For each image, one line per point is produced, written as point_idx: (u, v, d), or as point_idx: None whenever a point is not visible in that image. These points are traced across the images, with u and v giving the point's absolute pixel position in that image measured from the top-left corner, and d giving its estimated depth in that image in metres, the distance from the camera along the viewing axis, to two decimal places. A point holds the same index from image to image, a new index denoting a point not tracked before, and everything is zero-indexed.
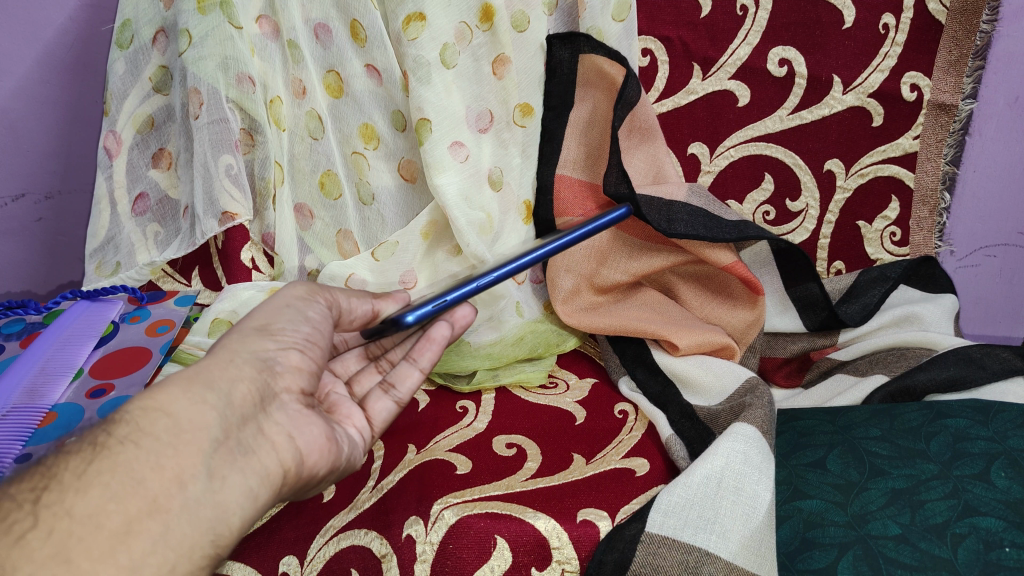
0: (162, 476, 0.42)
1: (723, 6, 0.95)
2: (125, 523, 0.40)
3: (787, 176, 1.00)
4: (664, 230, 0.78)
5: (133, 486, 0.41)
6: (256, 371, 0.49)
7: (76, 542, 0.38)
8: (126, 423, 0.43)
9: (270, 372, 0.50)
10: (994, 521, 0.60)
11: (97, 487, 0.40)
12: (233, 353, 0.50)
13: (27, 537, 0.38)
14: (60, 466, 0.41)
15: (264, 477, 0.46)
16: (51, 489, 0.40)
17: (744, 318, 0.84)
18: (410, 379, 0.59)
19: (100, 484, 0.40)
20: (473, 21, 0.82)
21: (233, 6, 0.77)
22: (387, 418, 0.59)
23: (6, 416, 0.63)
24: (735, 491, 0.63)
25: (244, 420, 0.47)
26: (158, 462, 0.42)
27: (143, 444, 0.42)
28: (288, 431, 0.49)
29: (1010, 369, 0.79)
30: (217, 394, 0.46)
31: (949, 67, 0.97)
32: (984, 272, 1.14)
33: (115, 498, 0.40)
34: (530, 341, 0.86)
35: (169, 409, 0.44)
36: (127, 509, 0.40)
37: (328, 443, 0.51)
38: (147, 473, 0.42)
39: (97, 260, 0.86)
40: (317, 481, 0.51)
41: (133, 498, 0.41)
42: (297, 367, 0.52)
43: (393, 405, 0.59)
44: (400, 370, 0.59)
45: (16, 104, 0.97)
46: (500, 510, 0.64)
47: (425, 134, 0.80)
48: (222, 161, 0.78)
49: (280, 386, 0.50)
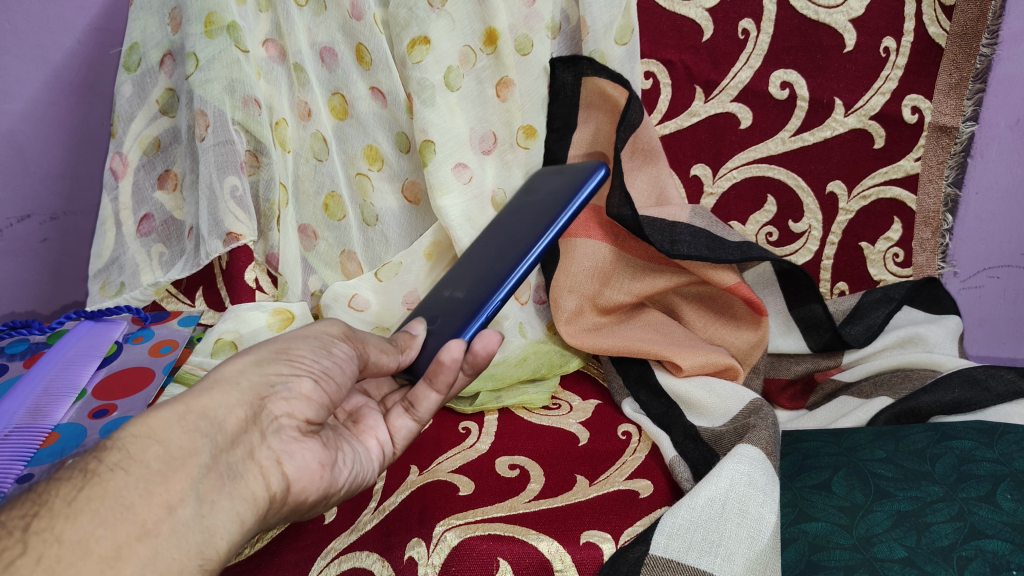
0: (151, 502, 0.42)
1: (724, 30, 0.95)
2: (115, 549, 0.39)
3: (790, 198, 1.01)
4: (666, 250, 0.79)
5: (123, 512, 0.41)
6: (254, 396, 0.49)
7: (65, 567, 0.38)
8: (116, 450, 0.43)
9: (271, 396, 0.51)
10: (1000, 543, 0.59)
11: (86, 514, 0.40)
12: (235, 377, 0.50)
13: (17, 563, 0.37)
14: (51, 493, 0.41)
15: (251, 501, 0.46)
16: (41, 516, 0.40)
17: (749, 339, 0.84)
18: (427, 401, 0.61)
19: (89, 511, 0.40)
20: (477, 44, 0.83)
21: (241, 30, 0.78)
22: (407, 434, 0.62)
23: (9, 435, 0.63)
24: (740, 513, 0.62)
25: (233, 444, 0.47)
26: (147, 489, 0.42)
27: (133, 471, 0.42)
28: (279, 456, 0.49)
29: (1014, 391, 0.78)
30: (210, 422, 0.47)
31: (949, 90, 0.98)
32: (989, 293, 1.14)
33: (105, 523, 0.40)
34: (534, 362, 0.87)
35: (161, 436, 0.45)
36: (117, 534, 0.40)
37: (321, 469, 0.52)
38: (136, 499, 0.41)
39: (102, 280, 0.86)
40: (308, 506, 0.52)
41: (123, 524, 0.40)
42: (308, 396, 0.52)
43: (414, 423, 0.62)
44: (419, 391, 0.61)
45: (25, 127, 0.98)
46: (504, 532, 0.63)
47: (429, 155, 0.81)
48: (227, 182, 0.78)
49: (279, 410, 0.51)
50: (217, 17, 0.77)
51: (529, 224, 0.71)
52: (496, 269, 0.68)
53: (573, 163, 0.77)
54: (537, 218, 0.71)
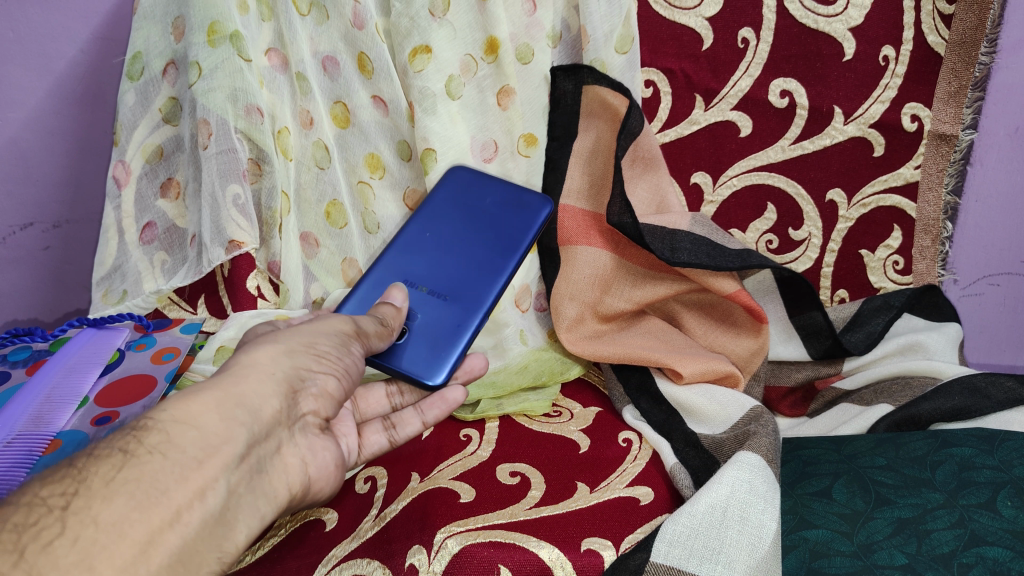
0: (187, 487, 0.43)
1: (723, 39, 0.96)
2: (148, 534, 0.40)
3: (789, 206, 1.01)
4: (667, 258, 0.79)
5: (157, 496, 0.42)
6: (287, 388, 0.50)
7: (101, 550, 0.39)
8: (155, 432, 0.44)
9: (302, 392, 0.52)
10: (1001, 550, 0.59)
11: (122, 496, 0.41)
12: (270, 366, 0.50)
13: (54, 544, 0.38)
14: (90, 471, 0.42)
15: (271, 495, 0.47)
16: (81, 495, 0.41)
17: (749, 346, 0.85)
18: (410, 427, 0.67)
19: (125, 493, 0.41)
20: (478, 53, 0.83)
21: (243, 39, 0.78)
22: (376, 450, 0.66)
23: (11, 441, 0.63)
24: (740, 520, 0.62)
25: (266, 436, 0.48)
26: (183, 474, 0.43)
27: (170, 455, 0.43)
28: (303, 456, 0.51)
29: (1014, 399, 0.78)
30: (246, 411, 0.47)
31: (948, 98, 0.98)
32: (989, 300, 1.14)
33: (140, 507, 0.41)
34: (535, 369, 0.87)
35: (195, 422, 0.45)
36: (147, 519, 0.41)
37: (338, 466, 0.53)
38: (172, 483, 0.42)
39: (104, 288, 0.86)
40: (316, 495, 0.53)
41: (156, 509, 0.41)
42: (331, 394, 0.54)
43: (384, 440, 0.66)
44: (405, 416, 0.67)
45: (28, 135, 0.98)
46: (504, 539, 0.64)
47: (431, 163, 0.81)
48: (229, 191, 0.78)
49: (307, 407, 0.52)
50: (220, 26, 0.77)
51: (486, 244, 0.76)
52: (469, 282, 0.74)
53: (512, 183, 0.81)
54: (488, 238, 0.77)
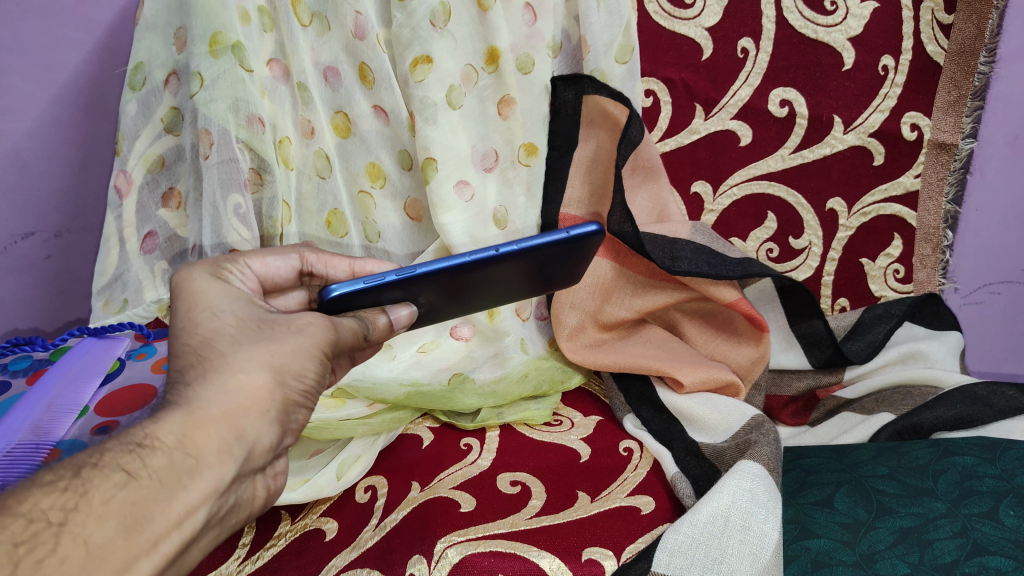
0: (170, 516, 0.38)
1: (723, 49, 0.96)
2: (128, 562, 0.35)
3: (790, 215, 1.02)
4: (668, 266, 0.79)
5: (142, 524, 0.37)
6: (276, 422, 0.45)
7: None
8: (159, 454, 0.39)
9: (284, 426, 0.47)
10: (1004, 560, 0.59)
11: (115, 518, 0.36)
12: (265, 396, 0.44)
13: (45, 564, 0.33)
14: (92, 483, 0.37)
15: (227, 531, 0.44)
16: (81, 510, 0.36)
17: (750, 355, 0.84)
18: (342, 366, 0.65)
19: (118, 514, 0.36)
20: (479, 63, 0.84)
21: (245, 50, 0.77)
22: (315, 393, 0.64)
23: (11, 450, 0.60)
24: (742, 530, 0.62)
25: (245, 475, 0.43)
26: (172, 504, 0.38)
27: (165, 482, 0.38)
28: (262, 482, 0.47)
29: (1015, 407, 0.78)
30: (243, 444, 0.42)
31: (948, 107, 0.99)
32: (991, 309, 1.14)
33: (126, 532, 0.36)
34: (535, 378, 0.86)
35: (195, 451, 0.40)
36: (134, 546, 0.36)
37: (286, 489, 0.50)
38: (159, 510, 0.37)
39: (105, 297, 0.87)
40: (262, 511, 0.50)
41: (140, 535, 0.36)
42: None
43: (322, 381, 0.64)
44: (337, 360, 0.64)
45: (29, 144, 0.96)
46: (505, 549, 0.64)
47: (432, 173, 0.81)
48: (230, 201, 0.79)
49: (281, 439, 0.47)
50: (223, 36, 0.76)
51: (503, 293, 0.65)
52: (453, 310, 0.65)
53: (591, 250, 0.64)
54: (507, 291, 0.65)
